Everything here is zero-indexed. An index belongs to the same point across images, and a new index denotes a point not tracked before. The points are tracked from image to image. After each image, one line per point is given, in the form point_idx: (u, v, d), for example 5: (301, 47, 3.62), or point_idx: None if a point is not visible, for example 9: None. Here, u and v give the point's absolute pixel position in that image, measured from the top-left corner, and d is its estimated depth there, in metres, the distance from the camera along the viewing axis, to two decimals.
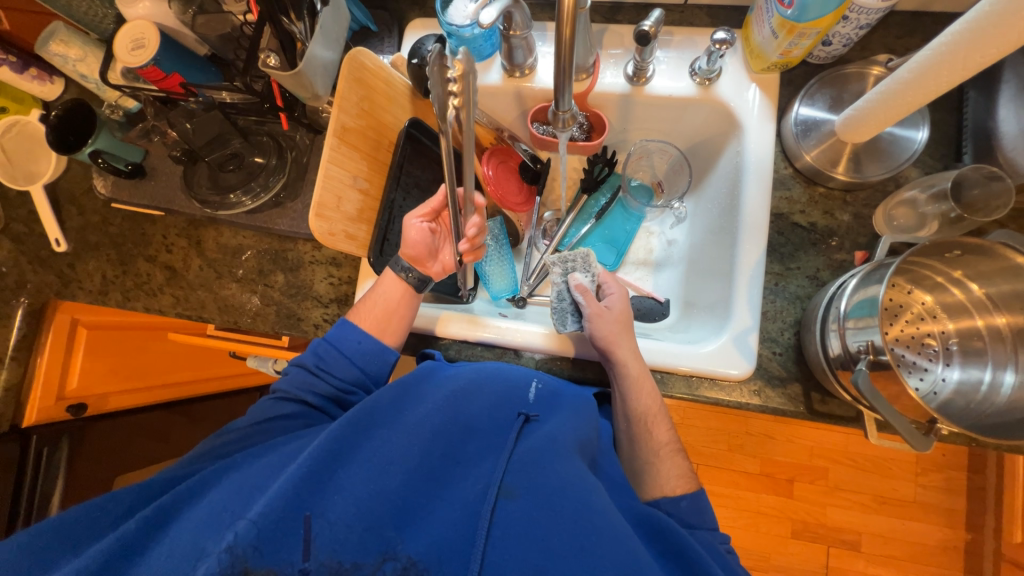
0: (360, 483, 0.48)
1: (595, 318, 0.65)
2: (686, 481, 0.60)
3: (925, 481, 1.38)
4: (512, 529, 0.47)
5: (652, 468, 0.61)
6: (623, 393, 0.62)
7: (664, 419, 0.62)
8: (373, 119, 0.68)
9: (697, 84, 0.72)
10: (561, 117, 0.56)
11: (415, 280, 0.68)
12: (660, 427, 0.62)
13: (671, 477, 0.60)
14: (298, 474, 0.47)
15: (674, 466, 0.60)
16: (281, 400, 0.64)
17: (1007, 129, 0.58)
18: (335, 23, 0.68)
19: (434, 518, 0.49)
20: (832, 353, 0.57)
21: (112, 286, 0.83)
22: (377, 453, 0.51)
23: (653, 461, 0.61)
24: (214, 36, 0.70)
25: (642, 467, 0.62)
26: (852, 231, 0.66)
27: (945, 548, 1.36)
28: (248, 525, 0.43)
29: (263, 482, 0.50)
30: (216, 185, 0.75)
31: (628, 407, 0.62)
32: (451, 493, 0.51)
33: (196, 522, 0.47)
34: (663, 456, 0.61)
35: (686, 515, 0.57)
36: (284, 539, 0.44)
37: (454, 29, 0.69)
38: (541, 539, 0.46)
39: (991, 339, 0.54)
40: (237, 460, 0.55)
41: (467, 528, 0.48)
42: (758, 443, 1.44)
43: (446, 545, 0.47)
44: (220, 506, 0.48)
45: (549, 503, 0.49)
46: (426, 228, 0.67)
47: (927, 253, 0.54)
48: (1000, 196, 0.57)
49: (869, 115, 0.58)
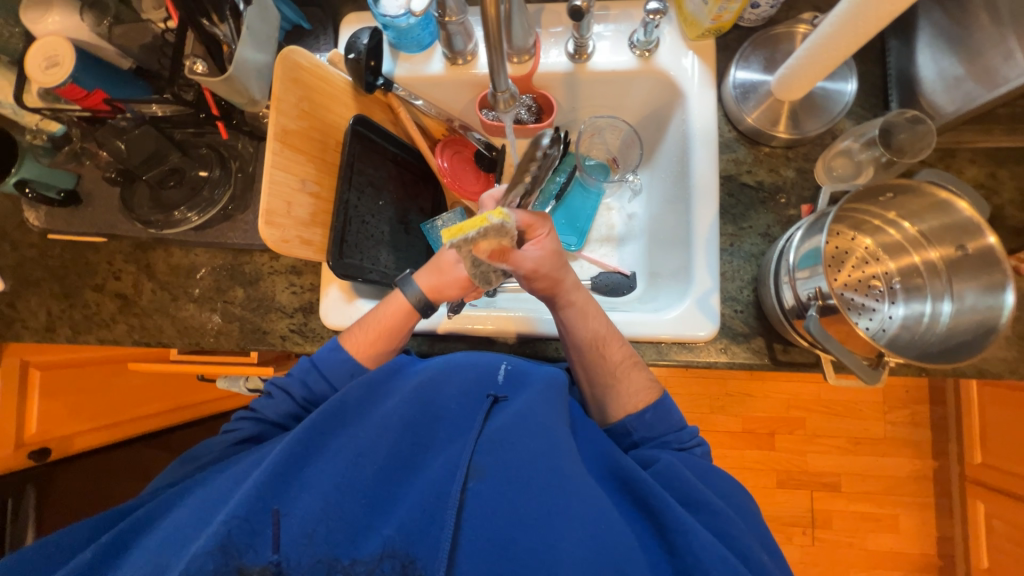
0: (326, 479, 0.49)
1: (530, 279, 0.63)
2: (647, 392, 0.61)
3: (893, 418, 1.46)
4: (481, 506, 0.49)
5: (613, 388, 0.61)
6: (567, 324, 0.63)
7: (616, 337, 0.63)
8: (316, 119, 0.67)
9: (637, 57, 0.72)
10: (501, 98, 0.56)
11: (421, 304, 0.65)
12: (611, 346, 0.62)
13: (633, 392, 0.61)
14: (263, 477, 0.48)
15: (634, 381, 0.61)
16: (263, 423, 0.62)
17: (926, 74, 0.61)
18: (263, 23, 0.65)
19: (406, 502, 0.49)
20: (787, 305, 0.59)
21: (59, 321, 0.78)
22: (344, 447, 0.52)
23: (611, 381, 0.61)
24: (136, 47, 0.68)
25: (603, 391, 0.62)
26: (797, 185, 0.69)
27: (917, 477, 1.45)
28: (221, 526, 0.44)
29: (232, 486, 0.50)
30: (158, 203, 0.72)
31: (576, 338, 0.63)
32: (421, 477, 0.51)
33: (174, 526, 0.48)
34: (621, 373, 0.61)
35: (650, 427, 0.59)
36: (255, 535, 0.45)
37: (388, 20, 0.68)
38: (511, 516, 0.48)
39: (929, 274, 0.58)
40: (201, 478, 0.54)
41: (438, 510, 0.49)
42: (738, 403, 1.49)
43: (416, 528, 0.47)
44: (185, 525, 0.48)
45: (515, 480, 0.50)
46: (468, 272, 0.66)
47: (862, 199, 0.56)
48: (924, 138, 0.61)
49: (800, 72, 0.60)
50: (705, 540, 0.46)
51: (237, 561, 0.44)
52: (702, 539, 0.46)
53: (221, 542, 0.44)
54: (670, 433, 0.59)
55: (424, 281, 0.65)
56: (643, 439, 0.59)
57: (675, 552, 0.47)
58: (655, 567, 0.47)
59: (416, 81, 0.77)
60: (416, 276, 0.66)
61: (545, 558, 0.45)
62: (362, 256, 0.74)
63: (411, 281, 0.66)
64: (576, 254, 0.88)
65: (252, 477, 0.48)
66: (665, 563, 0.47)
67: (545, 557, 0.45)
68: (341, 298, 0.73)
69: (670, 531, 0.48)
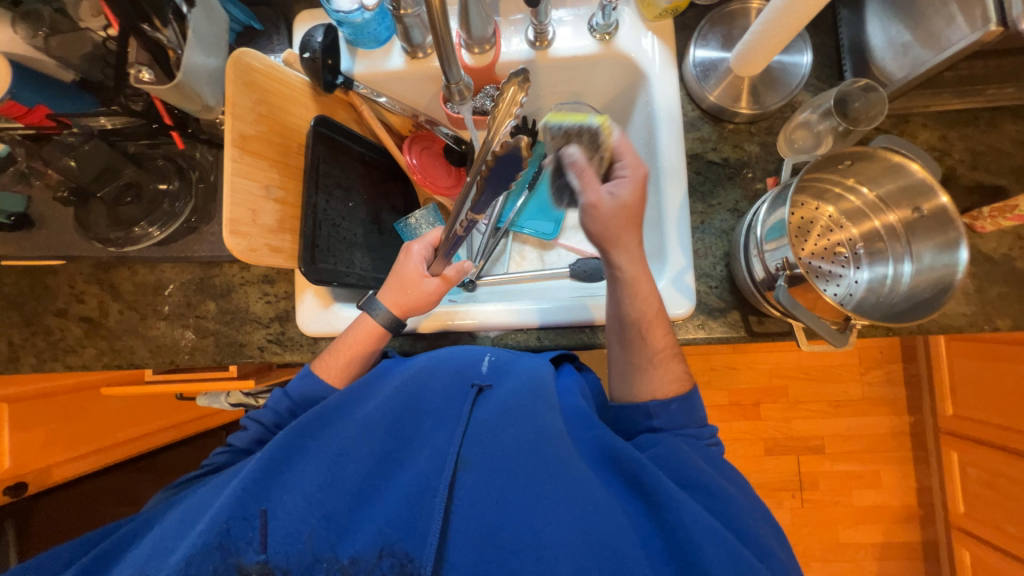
0: (309, 478, 0.49)
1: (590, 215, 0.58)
2: (680, 384, 0.59)
3: (870, 378, 1.51)
4: (465, 496, 0.48)
5: (645, 371, 0.60)
6: (619, 292, 0.60)
7: (661, 324, 0.61)
8: (275, 123, 0.64)
9: (598, 41, 0.72)
10: (456, 89, 0.59)
11: (388, 323, 0.65)
12: (655, 332, 0.60)
13: (663, 380, 0.59)
14: (250, 476, 0.49)
15: (668, 371, 0.59)
16: (237, 454, 0.61)
17: (877, 42, 0.63)
18: (210, 26, 0.63)
19: (390, 495, 0.49)
20: (758, 278, 0.61)
21: (22, 350, 0.75)
22: (327, 446, 0.52)
23: (644, 367, 0.60)
24: (77, 58, 0.63)
25: (634, 368, 0.60)
26: (760, 159, 0.70)
27: (895, 433, 1.51)
28: (202, 531, 0.45)
29: (217, 492, 0.51)
30: (116, 220, 0.70)
31: (624, 313, 0.60)
32: (406, 470, 0.51)
33: (167, 523, 0.50)
34: (656, 362, 0.60)
35: (674, 417, 0.57)
36: (247, 530, 0.46)
37: (342, 16, 0.67)
38: (498, 499, 0.48)
39: (889, 237, 0.62)
40: (187, 494, 0.55)
41: (422, 501, 0.48)
42: (723, 376, 1.53)
43: (402, 520, 0.47)
44: (163, 540, 0.48)
45: (501, 468, 0.50)
46: (420, 260, 0.67)
47: (823, 167, 0.59)
48: (876, 106, 0.63)
49: (756, 48, 0.61)
50: (693, 513, 0.45)
51: (234, 561, 0.44)
52: (691, 513, 0.45)
53: (218, 540, 0.44)
54: (691, 426, 0.58)
55: (389, 299, 0.66)
56: (664, 426, 0.57)
57: (667, 527, 0.46)
58: (646, 540, 0.46)
59: (377, 78, 0.76)
60: (380, 296, 0.66)
61: (531, 541, 0.45)
62: (335, 260, 0.73)
63: (375, 303, 0.65)
64: (552, 243, 0.90)
65: (233, 485, 0.49)
66: (658, 542, 0.46)
67: (534, 539, 0.45)
68: (317, 304, 0.72)
69: (659, 506, 0.47)
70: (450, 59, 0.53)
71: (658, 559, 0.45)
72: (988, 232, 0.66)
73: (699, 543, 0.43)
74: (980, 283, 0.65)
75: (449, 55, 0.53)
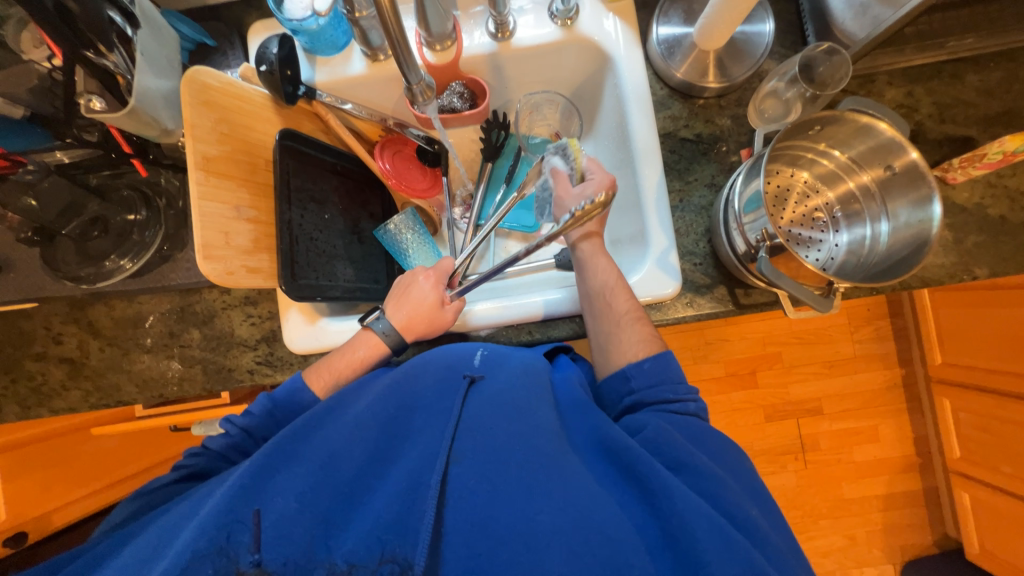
0: (300, 482, 0.48)
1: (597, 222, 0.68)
2: (651, 345, 0.60)
3: (860, 336, 1.53)
4: (461, 488, 0.48)
5: (616, 337, 0.61)
6: (591, 266, 0.65)
7: (623, 288, 0.63)
8: (238, 140, 0.63)
9: (560, 27, 0.71)
10: (417, 90, 0.60)
11: (395, 341, 0.66)
12: (618, 297, 0.62)
13: (634, 342, 0.60)
14: (239, 481, 0.47)
15: (635, 332, 0.60)
16: (214, 461, 0.59)
17: (836, 4, 0.64)
18: (159, 47, 0.62)
19: (383, 492, 0.49)
20: (740, 251, 0.61)
21: (5, 400, 0.73)
22: (319, 449, 0.51)
23: (615, 331, 0.61)
24: (23, 92, 0.60)
25: (607, 338, 0.62)
26: (733, 132, 0.71)
27: (889, 386, 1.54)
28: (189, 542, 0.44)
29: (205, 498, 0.50)
30: (87, 256, 0.67)
31: (591, 280, 0.65)
32: (400, 466, 0.50)
33: (152, 534, 0.49)
34: (624, 324, 0.61)
35: (650, 375, 0.58)
36: (243, 535, 0.45)
37: (297, 25, 0.66)
38: (492, 489, 0.48)
39: (864, 198, 0.63)
40: (167, 505, 0.53)
41: (416, 499, 0.48)
42: (718, 349, 1.54)
43: (395, 520, 0.46)
44: (150, 548, 0.47)
45: (494, 457, 0.49)
46: (428, 282, 0.69)
47: (795, 134, 0.60)
48: (841, 68, 0.63)
49: (716, 22, 0.60)
50: (690, 502, 0.45)
51: (231, 563, 0.44)
52: (687, 501, 0.45)
53: (217, 545, 0.44)
54: (666, 383, 0.57)
55: (398, 318, 0.66)
56: (640, 387, 0.57)
57: (663, 516, 0.46)
58: (641, 527, 0.47)
59: (340, 85, 0.74)
60: (389, 314, 0.67)
61: (526, 530, 0.45)
62: (317, 274, 0.71)
63: (383, 318, 0.66)
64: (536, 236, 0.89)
65: (223, 490, 0.47)
66: (653, 529, 0.46)
67: (525, 528, 0.45)
68: (303, 321, 0.71)
69: (656, 496, 0.47)
70: (406, 49, 0.51)
71: (656, 546, 0.45)
72: (960, 183, 0.67)
73: (696, 535, 0.43)
74: (956, 235, 0.67)
75: (405, 50, 0.51)
